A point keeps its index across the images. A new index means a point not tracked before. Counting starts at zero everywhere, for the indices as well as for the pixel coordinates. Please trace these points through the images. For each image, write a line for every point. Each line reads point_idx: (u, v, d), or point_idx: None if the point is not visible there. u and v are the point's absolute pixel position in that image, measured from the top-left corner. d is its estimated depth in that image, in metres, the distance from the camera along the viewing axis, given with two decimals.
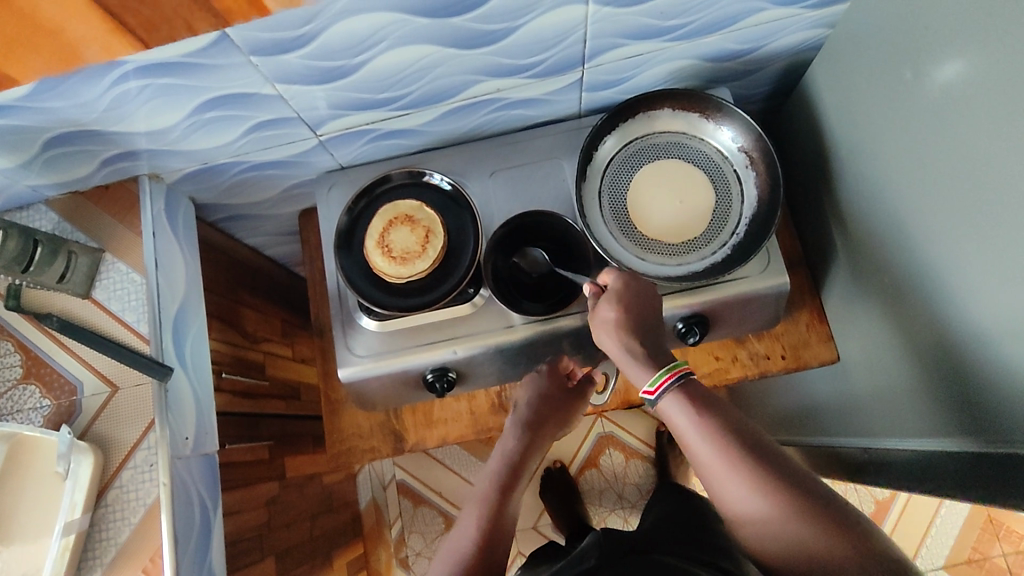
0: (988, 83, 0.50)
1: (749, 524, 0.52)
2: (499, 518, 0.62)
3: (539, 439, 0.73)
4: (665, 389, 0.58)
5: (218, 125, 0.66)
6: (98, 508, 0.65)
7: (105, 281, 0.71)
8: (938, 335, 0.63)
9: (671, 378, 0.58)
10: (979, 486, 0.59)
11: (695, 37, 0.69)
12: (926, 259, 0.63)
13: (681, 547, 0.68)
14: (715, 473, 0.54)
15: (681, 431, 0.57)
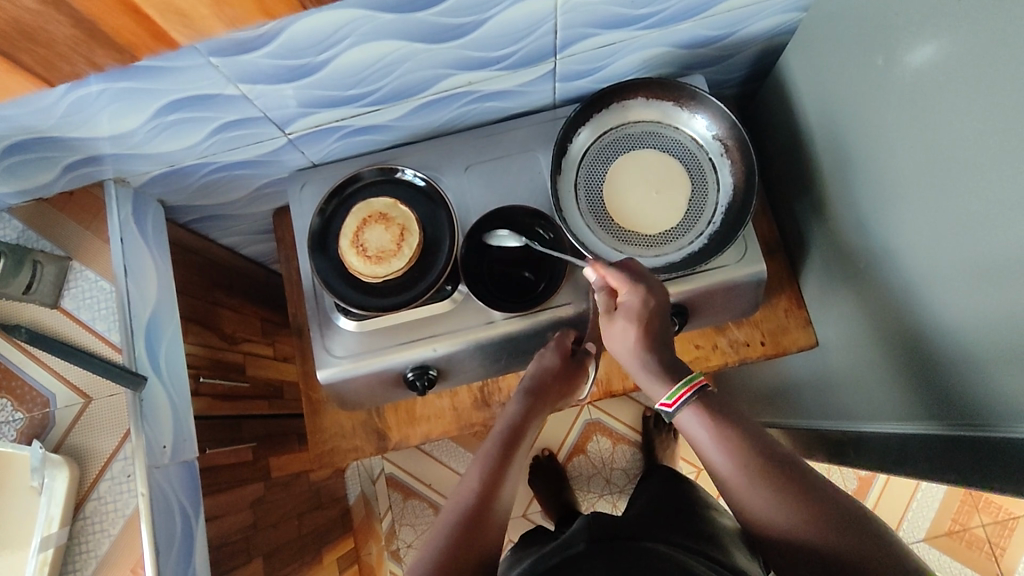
0: (956, 70, 0.50)
1: (764, 518, 0.52)
2: (487, 505, 0.61)
3: (542, 408, 0.71)
4: (683, 404, 0.57)
5: (182, 127, 0.64)
6: (77, 521, 0.64)
7: (74, 290, 0.69)
8: (912, 321, 0.64)
9: (689, 390, 0.57)
10: (949, 468, 0.60)
11: (667, 24, 0.68)
12: (899, 245, 0.63)
13: (670, 535, 0.68)
14: (728, 469, 0.54)
15: (703, 438, 0.56)
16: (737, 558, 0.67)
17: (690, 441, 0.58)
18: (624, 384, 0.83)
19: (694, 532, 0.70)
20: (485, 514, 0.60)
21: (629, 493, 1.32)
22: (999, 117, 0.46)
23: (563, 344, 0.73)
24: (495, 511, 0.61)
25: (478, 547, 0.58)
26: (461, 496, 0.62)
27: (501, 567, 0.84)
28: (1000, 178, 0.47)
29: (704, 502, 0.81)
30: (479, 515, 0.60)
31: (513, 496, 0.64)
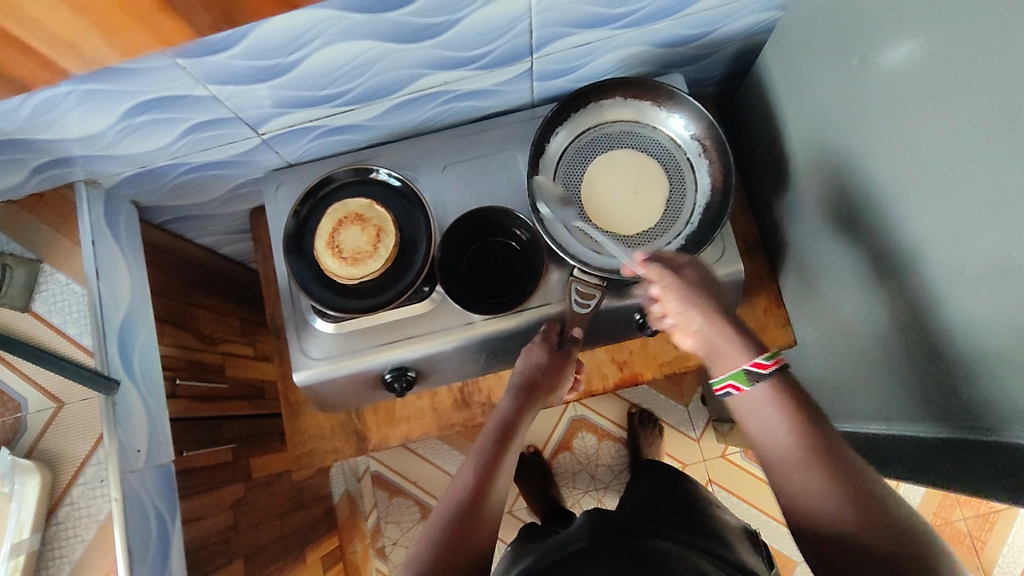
0: (928, 73, 0.50)
1: (801, 507, 0.51)
2: (474, 505, 0.60)
3: (533, 403, 0.71)
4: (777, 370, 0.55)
5: (152, 127, 0.63)
6: (48, 527, 0.64)
7: (45, 293, 0.68)
8: (885, 321, 0.64)
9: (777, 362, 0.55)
10: (938, 470, 0.61)
11: (644, 23, 0.68)
12: (873, 247, 0.63)
13: (673, 529, 0.69)
14: (778, 452, 0.53)
15: (748, 420, 0.56)
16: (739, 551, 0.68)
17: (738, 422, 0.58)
18: (604, 384, 0.83)
19: (696, 526, 0.71)
20: (473, 515, 0.59)
21: (614, 489, 1.32)
22: (972, 121, 0.46)
23: (549, 337, 0.71)
24: (487, 508, 0.60)
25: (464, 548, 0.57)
26: (451, 497, 0.61)
27: (506, 558, 0.85)
28: (977, 181, 0.47)
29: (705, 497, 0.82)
30: (467, 517, 0.59)
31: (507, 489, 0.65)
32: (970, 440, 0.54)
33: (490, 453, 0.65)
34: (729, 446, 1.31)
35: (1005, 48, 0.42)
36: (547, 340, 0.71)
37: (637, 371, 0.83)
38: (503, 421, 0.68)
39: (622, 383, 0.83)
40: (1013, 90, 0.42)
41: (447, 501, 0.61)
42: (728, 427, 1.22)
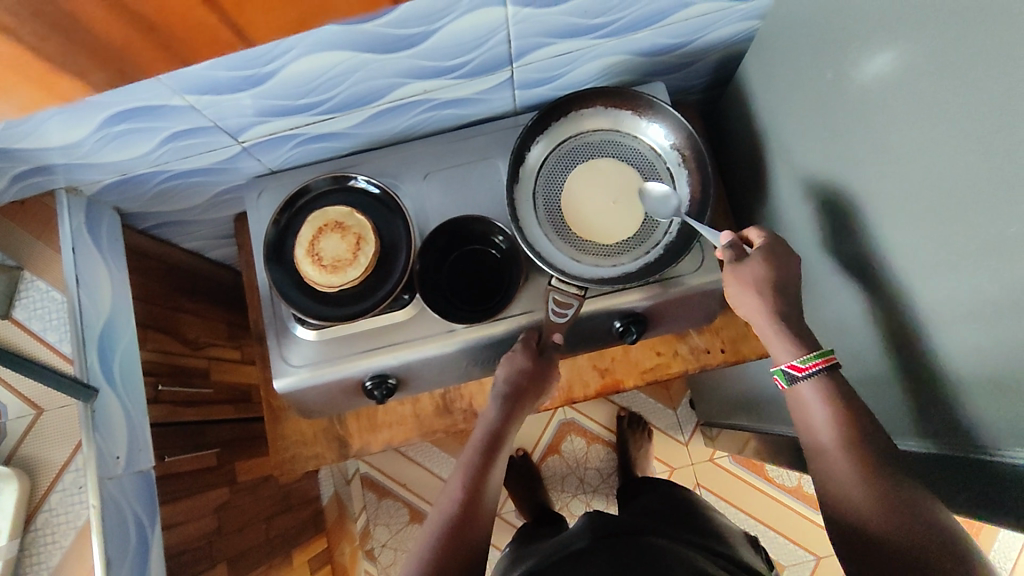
0: (895, 88, 0.50)
1: (841, 497, 0.52)
2: (469, 511, 0.62)
3: (519, 408, 0.71)
4: (815, 372, 0.57)
5: (132, 136, 0.63)
6: (28, 532, 0.64)
7: (25, 301, 0.68)
8: (857, 334, 0.64)
9: (819, 363, 0.57)
10: None
11: (624, 33, 0.68)
12: (847, 259, 0.63)
13: (672, 530, 0.69)
14: (825, 447, 0.55)
15: (806, 411, 0.57)
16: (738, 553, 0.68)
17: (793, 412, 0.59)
18: (586, 392, 0.83)
19: (695, 529, 0.71)
20: (468, 520, 0.62)
21: (602, 492, 1.33)
22: (938, 138, 0.46)
23: (530, 344, 0.70)
24: (482, 513, 0.63)
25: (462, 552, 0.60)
26: (446, 504, 0.64)
27: (505, 562, 0.85)
28: (940, 198, 0.47)
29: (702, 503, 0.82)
30: (463, 523, 0.61)
31: (497, 492, 0.67)
32: (939, 455, 0.54)
33: (481, 460, 0.67)
34: (717, 451, 1.31)
35: (968, 67, 0.42)
36: (525, 349, 0.70)
37: (618, 379, 0.83)
38: (491, 428, 0.69)
39: (603, 391, 0.84)
40: (977, 108, 0.42)
41: (443, 508, 0.63)
42: (715, 432, 1.22)
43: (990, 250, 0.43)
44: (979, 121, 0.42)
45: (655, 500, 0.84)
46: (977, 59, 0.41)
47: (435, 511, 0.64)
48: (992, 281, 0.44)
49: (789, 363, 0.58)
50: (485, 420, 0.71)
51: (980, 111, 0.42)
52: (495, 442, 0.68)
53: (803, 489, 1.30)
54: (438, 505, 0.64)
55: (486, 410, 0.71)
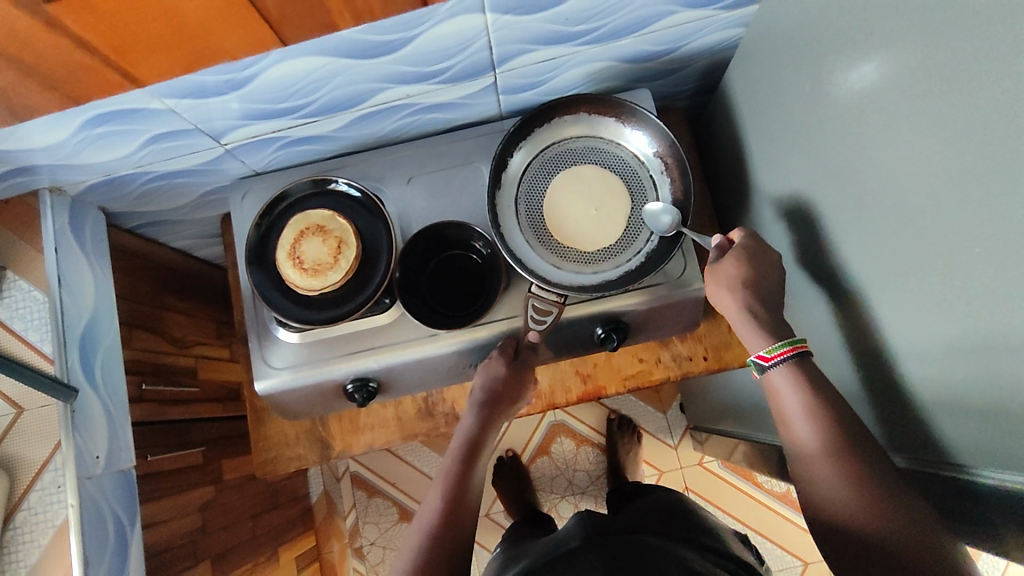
0: (866, 103, 0.49)
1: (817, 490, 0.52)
2: (450, 519, 0.62)
3: (497, 416, 0.71)
4: (781, 361, 0.57)
5: (113, 139, 0.64)
6: (7, 530, 0.65)
7: (7, 300, 0.70)
8: (835, 347, 0.64)
9: (786, 352, 0.57)
10: None
11: (607, 40, 0.67)
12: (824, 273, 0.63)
13: (663, 528, 0.69)
14: (813, 450, 0.53)
15: (784, 403, 0.56)
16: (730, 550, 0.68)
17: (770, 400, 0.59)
18: (567, 398, 0.84)
19: (688, 526, 0.71)
20: (450, 528, 0.61)
21: (591, 494, 1.33)
22: (908, 157, 0.46)
23: (506, 351, 0.71)
24: (463, 520, 0.63)
25: (446, 559, 0.59)
26: (427, 513, 0.63)
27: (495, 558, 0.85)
28: (909, 217, 0.47)
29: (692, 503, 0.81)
30: (445, 531, 0.61)
31: (479, 498, 0.67)
32: (910, 472, 0.54)
33: (460, 467, 0.67)
34: (706, 455, 1.31)
35: (933, 86, 0.42)
36: (501, 356, 0.71)
37: (600, 385, 0.83)
38: (470, 435, 0.70)
39: (586, 397, 0.84)
40: (944, 128, 0.41)
41: (425, 515, 0.63)
42: (703, 436, 1.22)
43: (956, 271, 0.43)
44: (944, 141, 0.41)
45: (647, 497, 0.83)
46: (942, 78, 0.41)
47: (417, 520, 0.64)
48: (958, 302, 0.43)
49: (758, 354, 0.59)
50: (463, 428, 0.71)
51: (948, 130, 0.41)
52: (474, 449, 0.68)
53: (792, 494, 1.30)
54: (420, 515, 0.64)
55: (464, 419, 0.71)
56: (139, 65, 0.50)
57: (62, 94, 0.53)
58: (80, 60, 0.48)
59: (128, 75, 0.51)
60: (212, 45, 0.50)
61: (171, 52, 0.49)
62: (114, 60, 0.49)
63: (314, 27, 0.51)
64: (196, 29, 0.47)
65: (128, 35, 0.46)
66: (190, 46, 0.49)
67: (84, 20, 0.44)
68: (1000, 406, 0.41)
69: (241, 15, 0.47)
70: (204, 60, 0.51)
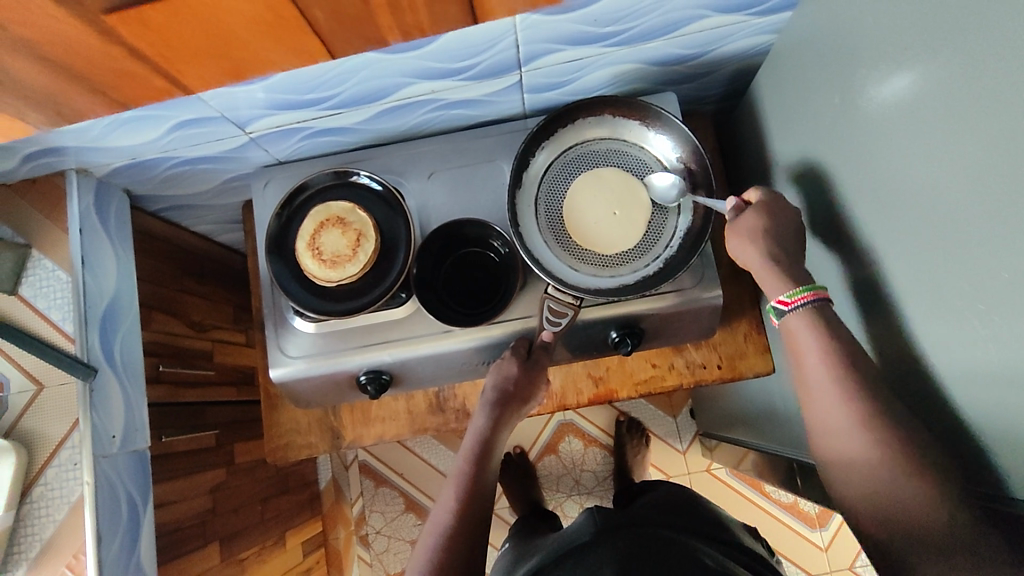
0: (897, 119, 0.48)
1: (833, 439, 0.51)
2: (463, 521, 0.62)
3: (509, 415, 0.71)
4: (802, 304, 0.55)
5: (140, 124, 0.65)
6: (24, 504, 0.67)
7: (32, 278, 0.71)
8: None
9: (807, 297, 0.55)
10: None
11: (636, 42, 0.67)
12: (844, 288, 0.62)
13: (673, 519, 0.68)
14: (829, 408, 0.52)
15: (801, 346, 0.55)
16: (742, 542, 0.68)
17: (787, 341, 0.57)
18: (579, 399, 0.84)
19: (698, 519, 0.70)
20: (463, 530, 0.62)
21: (597, 495, 1.33)
22: (937, 175, 0.45)
23: (519, 351, 0.71)
24: (476, 522, 0.63)
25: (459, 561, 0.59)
26: (441, 516, 0.64)
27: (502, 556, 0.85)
28: (936, 237, 0.46)
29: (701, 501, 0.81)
30: (458, 535, 0.61)
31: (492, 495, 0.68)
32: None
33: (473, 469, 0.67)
34: (715, 462, 1.31)
35: (968, 106, 0.41)
36: (513, 356, 0.70)
37: (612, 388, 0.83)
38: (481, 436, 0.69)
39: (597, 399, 0.84)
40: (977, 149, 0.40)
41: (440, 516, 0.64)
42: (713, 443, 1.22)
43: (984, 293, 0.42)
44: (977, 162, 0.41)
45: (658, 488, 0.83)
46: (979, 99, 0.40)
47: (431, 520, 0.65)
48: (985, 324, 0.43)
49: (777, 299, 0.57)
50: (475, 428, 0.71)
51: (983, 153, 0.40)
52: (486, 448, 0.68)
53: (799, 505, 1.29)
54: (433, 517, 0.64)
55: (476, 418, 0.71)
56: (186, 73, 0.49)
57: (109, 99, 0.52)
58: (127, 67, 0.48)
59: (174, 82, 0.51)
60: (257, 56, 0.49)
61: (219, 62, 0.49)
62: (161, 67, 0.48)
63: (363, 40, 0.50)
64: (246, 40, 0.46)
65: (177, 45, 0.46)
66: (235, 56, 0.48)
67: (135, 31, 0.43)
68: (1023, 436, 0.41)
69: (292, 29, 0.46)
70: (250, 68, 0.50)
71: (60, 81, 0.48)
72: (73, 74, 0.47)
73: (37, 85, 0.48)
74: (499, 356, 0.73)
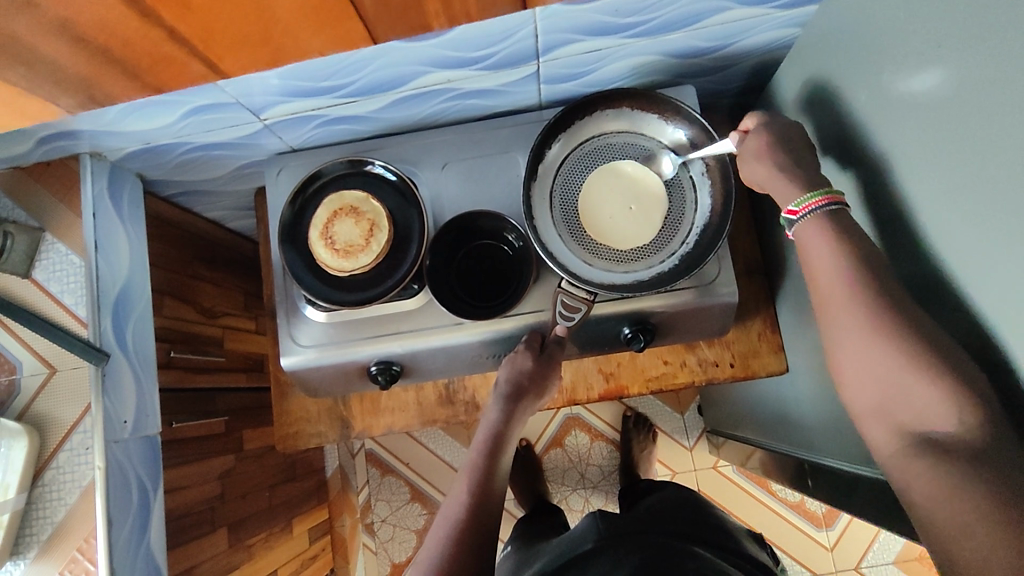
0: (920, 116, 0.47)
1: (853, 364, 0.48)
2: (473, 516, 0.62)
3: (521, 409, 0.71)
4: (811, 212, 0.53)
5: (154, 109, 0.64)
6: (35, 487, 0.67)
7: (45, 262, 0.71)
8: None
9: (819, 203, 0.53)
10: (876, 511, 0.59)
11: (656, 33, 0.66)
12: None
13: (677, 525, 0.68)
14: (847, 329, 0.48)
15: (816, 260, 0.52)
16: (746, 548, 0.68)
17: (801, 255, 0.54)
18: (589, 394, 0.83)
19: (701, 522, 0.70)
20: (473, 526, 0.62)
21: (602, 489, 1.33)
22: (960, 178, 0.44)
23: (532, 345, 0.70)
24: (487, 518, 0.63)
25: (468, 555, 0.59)
26: (451, 509, 0.64)
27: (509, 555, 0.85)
28: (957, 239, 0.45)
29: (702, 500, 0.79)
30: (468, 529, 0.61)
31: (503, 490, 0.67)
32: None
33: (485, 464, 0.67)
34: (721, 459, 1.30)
35: (996, 110, 0.40)
36: (526, 349, 0.70)
37: (623, 384, 0.83)
38: (493, 429, 0.69)
39: (607, 395, 0.83)
40: (1004, 151, 0.39)
41: (451, 509, 0.63)
42: (720, 441, 1.21)
43: (1003, 299, 0.41)
44: (1004, 168, 0.40)
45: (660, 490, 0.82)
46: (1006, 103, 0.39)
47: (443, 512, 0.64)
48: (1002, 329, 0.42)
49: (786, 209, 0.56)
50: (487, 421, 0.71)
51: (1009, 154, 0.39)
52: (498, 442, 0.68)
53: (806, 504, 1.29)
54: (444, 510, 0.64)
55: (488, 411, 0.71)
56: (226, 60, 0.49)
57: (141, 85, 0.51)
58: (164, 51, 0.47)
59: (211, 68, 0.50)
60: (301, 43, 0.48)
61: (258, 49, 0.48)
62: (200, 51, 0.47)
63: (409, 27, 0.49)
64: (290, 25, 0.46)
65: (218, 29, 0.45)
66: (279, 42, 0.48)
67: (177, 13, 0.42)
68: None
69: (335, 15, 0.46)
70: (288, 55, 0.50)
71: (97, 64, 0.47)
72: (108, 56, 0.46)
73: (73, 67, 0.47)
74: (512, 350, 0.73)
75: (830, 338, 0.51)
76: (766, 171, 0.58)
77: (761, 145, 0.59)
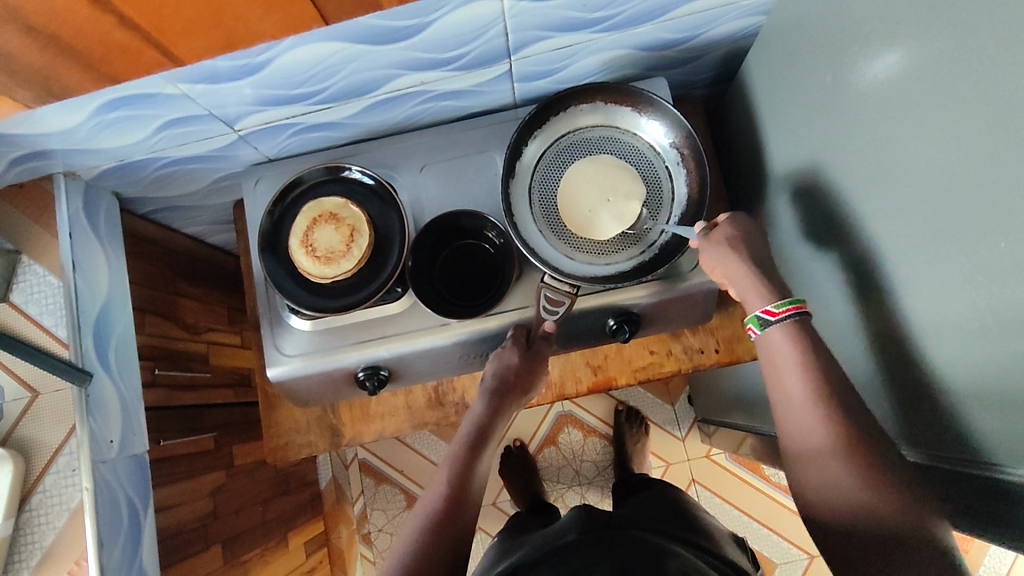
0: (889, 95, 0.48)
1: (818, 477, 0.51)
2: (454, 506, 0.63)
3: (506, 404, 0.72)
4: (789, 317, 0.56)
5: (126, 125, 0.64)
6: (23, 513, 0.66)
7: (23, 285, 0.70)
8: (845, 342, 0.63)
9: (790, 311, 0.56)
10: None
11: (625, 27, 0.66)
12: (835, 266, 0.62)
13: (660, 524, 0.68)
14: (817, 441, 0.51)
15: (783, 364, 0.55)
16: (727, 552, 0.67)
17: (766, 360, 0.57)
18: (578, 389, 0.84)
19: (686, 523, 0.70)
20: (453, 515, 0.62)
21: (598, 484, 1.33)
22: (929, 152, 0.45)
23: (519, 340, 0.70)
24: (467, 510, 0.63)
25: (447, 544, 0.60)
26: (432, 499, 0.64)
27: (492, 546, 0.84)
28: (929, 211, 0.46)
29: (688, 500, 0.78)
30: (448, 518, 0.61)
31: (482, 486, 0.68)
32: (918, 465, 0.53)
33: (467, 454, 0.67)
34: (714, 448, 1.31)
35: (957, 82, 0.41)
36: (515, 344, 0.70)
37: (611, 376, 0.83)
38: (478, 423, 0.70)
39: (596, 388, 0.84)
40: (967, 121, 0.40)
41: (431, 496, 0.64)
42: (711, 428, 1.22)
43: (979, 265, 0.42)
44: (966, 138, 0.41)
45: (642, 493, 0.81)
46: (969, 74, 0.40)
47: (421, 502, 0.65)
48: (977, 296, 0.43)
49: (761, 309, 0.58)
50: (472, 416, 0.72)
51: (973, 123, 0.40)
52: (483, 436, 0.69)
53: None
54: (422, 500, 0.65)
55: (474, 406, 0.72)
56: (180, 47, 0.48)
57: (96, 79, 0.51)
58: (117, 39, 0.46)
59: (167, 55, 0.49)
60: (253, 27, 0.48)
61: (210, 34, 0.47)
62: (154, 38, 0.47)
63: (357, 5, 0.49)
64: (238, 6, 0.45)
65: (169, 13, 0.44)
66: (231, 25, 0.47)
67: None
68: (1017, 396, 0.40)
69: None
70: (245, 41, 0.49)
71: (49, 57, 0.47)
72: (62, 47, 0.46)
73: (29, 62, 0.47)
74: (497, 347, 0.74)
75: (793, 447, 0.54)
76: (742, 267, 0.60)
77: (736, 238, 0.62)
